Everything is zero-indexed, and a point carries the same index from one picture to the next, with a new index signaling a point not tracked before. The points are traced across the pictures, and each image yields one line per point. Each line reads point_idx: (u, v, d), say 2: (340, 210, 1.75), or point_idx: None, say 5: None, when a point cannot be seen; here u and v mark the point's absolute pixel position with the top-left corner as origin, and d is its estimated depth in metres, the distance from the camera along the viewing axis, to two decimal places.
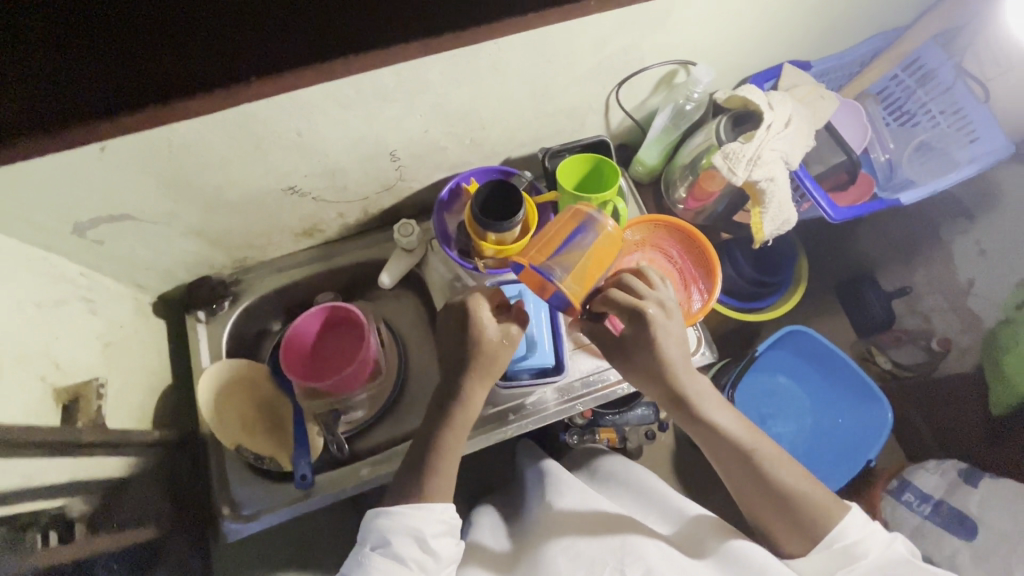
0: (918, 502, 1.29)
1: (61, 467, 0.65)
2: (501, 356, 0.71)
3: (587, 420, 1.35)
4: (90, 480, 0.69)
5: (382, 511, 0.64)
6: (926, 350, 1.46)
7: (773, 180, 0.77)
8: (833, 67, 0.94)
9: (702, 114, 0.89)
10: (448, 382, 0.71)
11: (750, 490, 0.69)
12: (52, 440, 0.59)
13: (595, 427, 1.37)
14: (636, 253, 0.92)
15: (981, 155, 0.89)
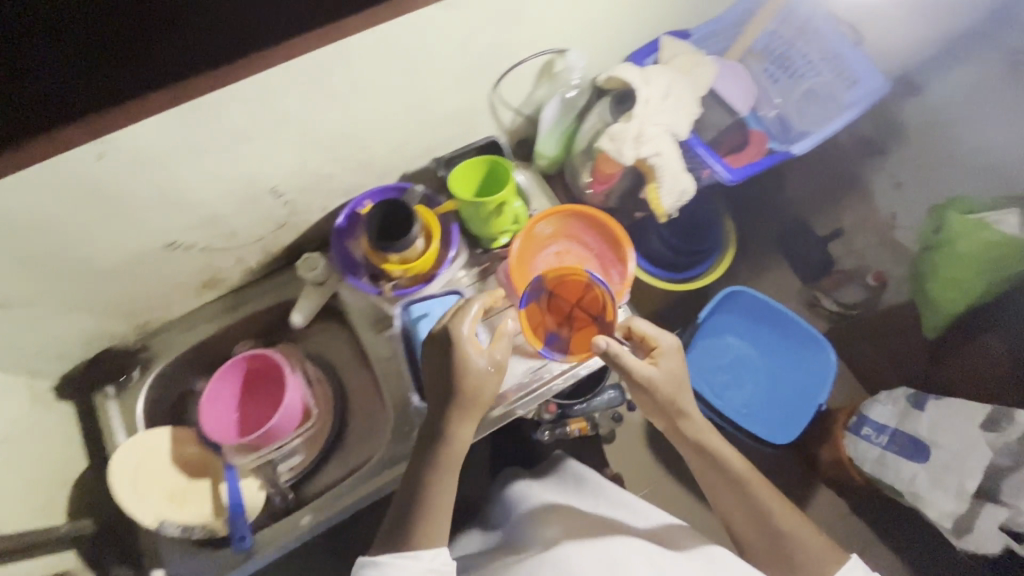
0: (875, 434, 1.32)
1: None
2: (491, 385, 0.70)
3: (555, 414, 1.39)
4: None
5: (368, 561, 0.62)
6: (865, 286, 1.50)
7: (661, 155, 0.77)
8: (713, 32, 0.93)
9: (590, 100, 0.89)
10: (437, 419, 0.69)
11: (748, 527, 0.76)
12: None
13: (565, 419, 1.42)
14: (553, 246, 0.91)
15: (861, 97, 0.92)
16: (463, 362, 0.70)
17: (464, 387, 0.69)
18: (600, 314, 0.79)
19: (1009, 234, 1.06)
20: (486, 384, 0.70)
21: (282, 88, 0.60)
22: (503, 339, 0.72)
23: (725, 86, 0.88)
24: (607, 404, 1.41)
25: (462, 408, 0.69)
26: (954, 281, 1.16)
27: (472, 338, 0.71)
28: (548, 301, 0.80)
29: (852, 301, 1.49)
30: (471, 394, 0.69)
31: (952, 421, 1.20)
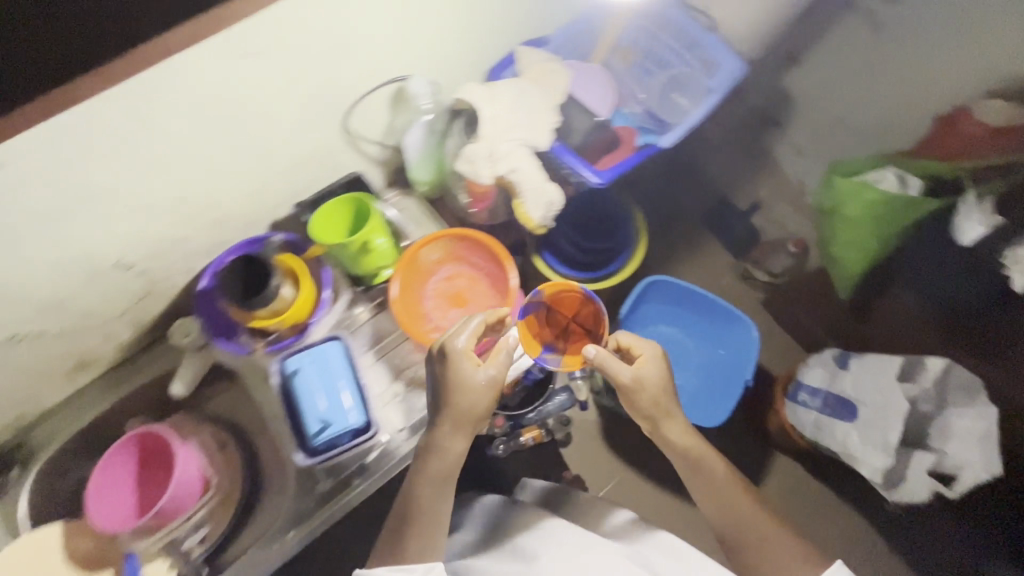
0: (810, 398, 1.33)
1: None
2: (487, 396, 0.75)
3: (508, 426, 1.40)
4: None
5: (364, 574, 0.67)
6: (791, 253, 1.52)
7: (517, 170, 0.77)
8: (573, 34, 0.93)
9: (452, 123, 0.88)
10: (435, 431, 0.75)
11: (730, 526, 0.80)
12: None
13: (518, 429, 1.43)
14: (440, 273, 0.90)
15: (724, 80, 0.92)
16: (461, 377, 0.74)
17: (459, 399, 0.74)
18: (594, 328, 0.85)
19: (889, 191, 1.09)
20: (485, 394, 0.75)
21: (76, 158, 0.58)
22: (500, 353, 0.76)
23: (582, 93, 0.90)
24: (559, 407, 1.42)
25: (455, 422, 0.75)
26: (851, 245, 1.18)
27: (468, 353, 0.75)
28: (546, 315, 0.86)
29: (778, 269, 1.52)
30: (467, 405, 0.74)
31: (873, 377, 1.24)
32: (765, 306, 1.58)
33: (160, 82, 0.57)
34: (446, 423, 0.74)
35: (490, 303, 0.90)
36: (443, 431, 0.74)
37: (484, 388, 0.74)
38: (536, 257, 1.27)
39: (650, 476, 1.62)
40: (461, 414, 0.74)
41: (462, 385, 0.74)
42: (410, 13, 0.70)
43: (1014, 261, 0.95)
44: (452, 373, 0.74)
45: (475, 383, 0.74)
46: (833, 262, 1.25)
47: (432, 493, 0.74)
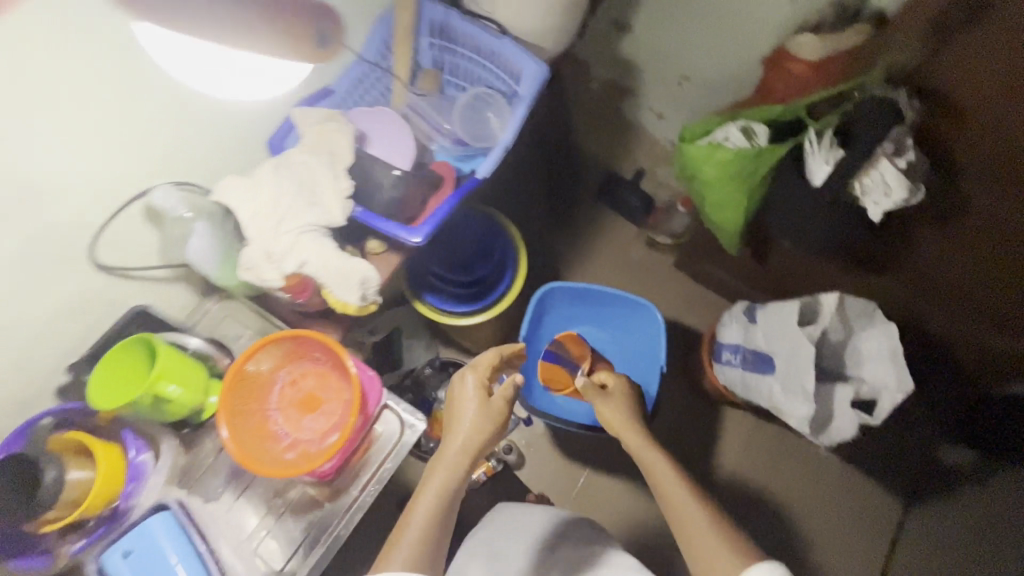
0: (733, 356, 1.34)
1: None
2: (496, 413, 0.92)
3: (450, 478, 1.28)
4: None
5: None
6: (684, 212, 1.50)
7: (307, 262, 0.66)
8: (355, 81, 0.89)
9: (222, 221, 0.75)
10: (447, 448, 0.89)
11: (686, 515, 0.83)
12: None
13: None
14: (280, 381, 0.80)
15: (529, 83, 0.86)
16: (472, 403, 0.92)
17: (472, 421, 0.90)
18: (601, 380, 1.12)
19: (739, 147, 1.04)
20: (494, 413, 0.92)
21: None
22: (508, 387, 0.95)
23: (381, 150, 0.83)
24: None
25: (460, 444, 0.89)
26: (720, 208, 1.13)
27: (480, 385, 0.94)
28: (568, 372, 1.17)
29: (679, 229, 1.51)
30: (473, 425, 0.90)
31: (779, 326, 1.22)
32: (677, 267, 1.58)
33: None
34: (452, 445, 0.89)
35: (343, 395, 0.80)
36: (450, 448, 0.89)
37: (495, 407, 0.92)
38: (416, 303, 1.20)
39: (620, 475, 1.55)
40: (470, 433, 0.89)
41: (477, 408, 0.92)
42: (92, 133, 0.69)
43: (866, 191, 0.93)
44: (471, 397, 0.93)
45: (484, 403, 0.92)
46: (715, 227, 1.18)
47: (437, 509, 0.84)
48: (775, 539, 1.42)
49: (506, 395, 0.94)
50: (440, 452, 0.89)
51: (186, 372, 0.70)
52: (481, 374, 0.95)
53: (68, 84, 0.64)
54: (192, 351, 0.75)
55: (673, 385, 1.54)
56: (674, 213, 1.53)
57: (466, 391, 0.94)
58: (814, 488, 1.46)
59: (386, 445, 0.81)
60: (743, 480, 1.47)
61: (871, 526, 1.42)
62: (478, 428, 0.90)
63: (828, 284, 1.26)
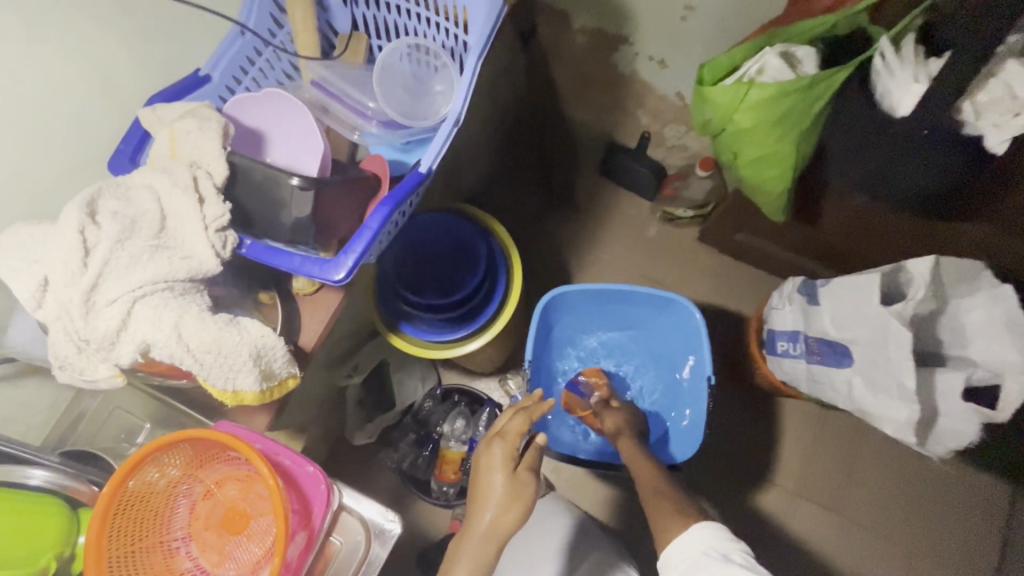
0: (792, 346, 1.06)
1: None
2: (525, 493, 0.67)
3: None
4: None
5: None
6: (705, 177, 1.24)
7: (151, 345, 0.42)
8: (242, 62, 0.64)
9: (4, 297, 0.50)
10: (473, 549, 0.64)
11: None
12: None
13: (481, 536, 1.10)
14: (184, 500, 0.57)
15: (481, 27, 0.61)
16: (498, 475, 0.67)
17: (494, 511, 0.65)
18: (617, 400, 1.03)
19: (780, 80, 0.76)
20: (520, 494, 0.66)
21: None
22: (536, 455, 0.71)
23: (285, 155, 0.59)
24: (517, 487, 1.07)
25: (483, 535, 0.64)
26: (758, 164, 0.85)
27: (504, 461, 0.69)
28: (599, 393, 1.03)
29: (701, 197, 1.24)
30: (502, 506, 0.65)
31: (856, 305, 0.94)
32: (703, 242, 1.31)
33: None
34: (474, 536, 0.65)
35: (270, 512, 0.56)
36: (473, 537, 0.65)
37: (522, 487, 0.67)
38: (392, 339, 0.96)
39: None
40: (500, 519, 0.65)
41: (499, 493, 0.66)
42: None
43: (980, 113, 0.69)
44: (493, 473, 0.68)
45: (514, 478, 0.67)
46: (752, 191, 0.92)
47: None
48: (864, 558, 1.17)
49: (532, 470, 0.69)
50: (459, 544, 0.65)
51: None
52: (511, 442, 0.70)
53: None
54: (38, 488, 0.51)
55: (718, 384, 1.28)
56: (693, 178, 1.27)
57: (492, 459, 0.69)
58: (905, 491, 1.19)
59: (350, 559, 0.58)
60: (816, 489, 1.20)
61: (977, 527, 1.16)
62: (500, 521, 0.65)
63: (911, 242, 0.96)
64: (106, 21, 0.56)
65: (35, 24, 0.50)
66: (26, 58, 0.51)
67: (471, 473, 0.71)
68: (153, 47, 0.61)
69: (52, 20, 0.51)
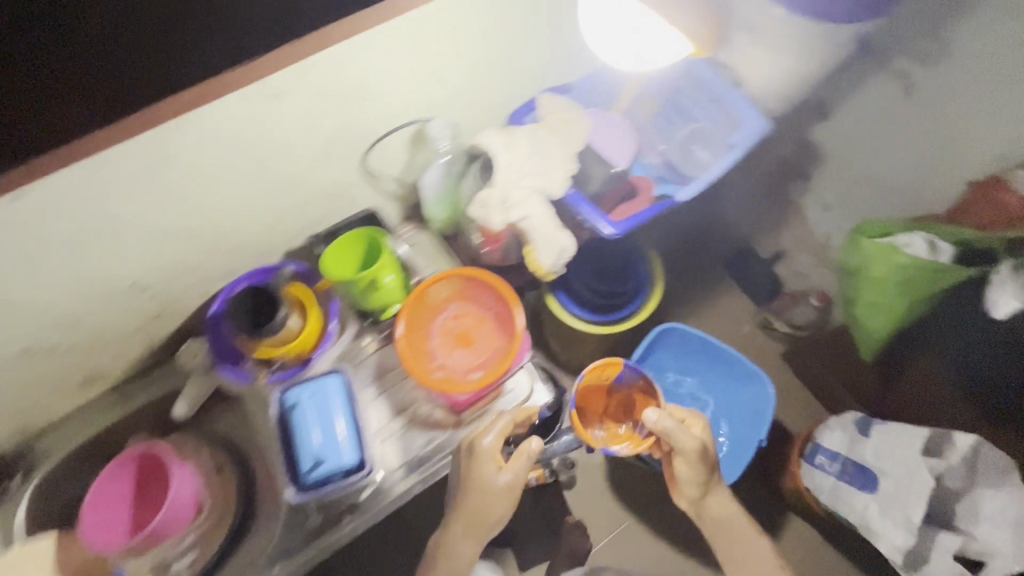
0: (829, 462, 1.24)
1: None
2: (504, 496, 0.80)
3: None
4: None
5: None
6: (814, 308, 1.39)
7: (530, 217, 0.77)
8: (595, 84, 0.93)
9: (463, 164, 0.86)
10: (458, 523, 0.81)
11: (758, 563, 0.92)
12: None
13: None
14: (446, 311, 0.90)
15: (744, 140, 0.92)
16: (482, 478, 0.79)
17: (480, 498, 0.79)
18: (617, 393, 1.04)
19: (919, 256, 1.03)
20: (500, 494, 0.79)
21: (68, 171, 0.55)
22: (523, 458, 0.80)
23: (603, 146, 0.89)
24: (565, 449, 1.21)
25: (470, 516, 0.80)
26: (879, 305, 1.12)
27: (491, 455, 0.80)
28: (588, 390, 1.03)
29: (802, 322, 1.41)
30: (488, 497, 0.79)
31: (897, 447, 1.17)
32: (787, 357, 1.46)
33: (118, 153, 0.56)
34: (462, 516, 0.81)
35: (496, 345, 0.88)
36: (462, 514, 0.81)
37: (502, 491, 0.79)
38: (548, 297, 1.26)
39: None
40: (488, 506, 0.80)
41: (485, 486, 0.79)
42: (429, 63, 0.72)
43: None
44: (476, 472, 0.79)
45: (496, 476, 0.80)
46: (858, 322, 1.19)
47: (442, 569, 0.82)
48: None
49: (519, 470, 0.80)
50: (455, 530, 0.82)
51: (388, 270, 0.81)
52: (494, 446, 0.80)
53: (441, 44, 0.70)
54: (400, 257, 0.87)
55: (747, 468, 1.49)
56: (803, 304, 1.40)
57: (476, 460, 0.80)
58: None
59: (523, 395, 0.90)
60: None
61: None
62: (482, 506, 0.79)
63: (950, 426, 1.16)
64: (575, 44, 0.87)
65: (557, 30, 0.81)
66: (533, 52, 0.83)
67: (453, 468, 0.83)
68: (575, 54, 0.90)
69: (559, 37, 0.83)
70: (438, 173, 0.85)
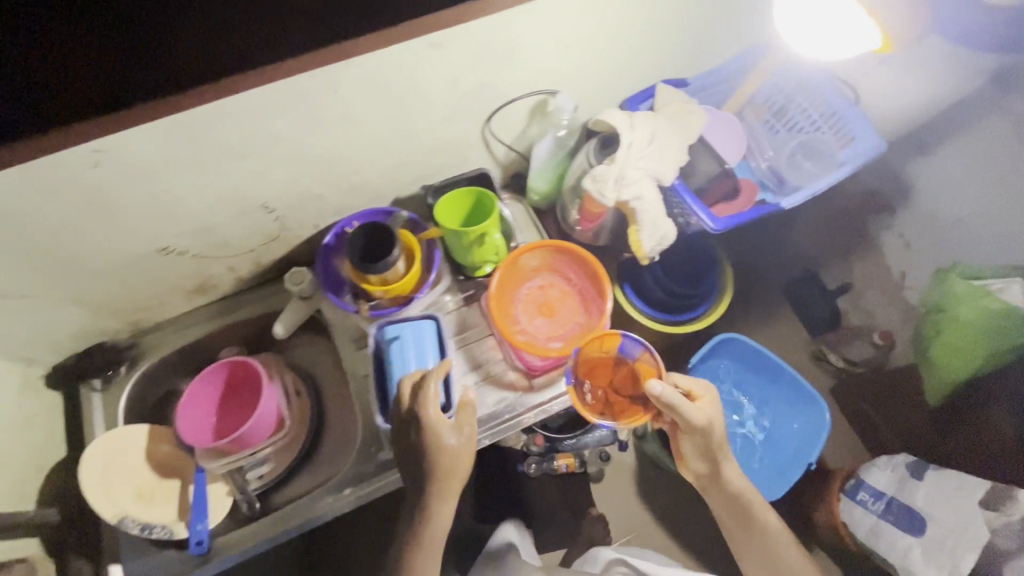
0: (872, 500, 1.19)
1: None
2: (460, 456, 0.73)
3: (543, 447, 1.22)
4: None
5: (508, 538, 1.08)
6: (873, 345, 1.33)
7: (642, 199, 0.79)
8: (710, 83, 0.96)
9: (578, 140, 0.91)
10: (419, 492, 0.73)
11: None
12: None
13: (554, 453, 1.23)
14: (532, 280, 0.92)
15: (857, 155, 0.91)
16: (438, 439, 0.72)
17: (440, 464, 0.72)
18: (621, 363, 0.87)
19: (1013, 303, 1.01)
20: (455, 454, 0.73)
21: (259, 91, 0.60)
22: (468, 409, 0.75)
23: (716, 142, 0.92)
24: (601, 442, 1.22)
25: (440, 483, 0.73)
26: (959, 348, 1.09)
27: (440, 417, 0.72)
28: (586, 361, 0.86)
29: (858, 358, 1.36)
30: (450, 460, 0.72)
31: (952, 495, 1.09)
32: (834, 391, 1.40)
33: (293, 80, 0.61)
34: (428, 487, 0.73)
35: (577, 319, 0.90)
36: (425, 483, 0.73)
37: (453, 451, 0.72)
38: (615, 289, 1.27)
39: None
40: (447, 470, 0.72)
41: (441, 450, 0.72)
42: (575, 36, 0.74)
43: None
44: (425, 439, 0.72)
45: (448, 435, 0.72)
46: (931, 364, 1.16)
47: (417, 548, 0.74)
48: None
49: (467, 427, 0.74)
50: (421, 505, 0.73)
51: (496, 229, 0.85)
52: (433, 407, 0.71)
53: (591, 19, 0.72)
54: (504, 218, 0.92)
55: None
56: (859, 341, 1.36)
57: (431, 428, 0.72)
58: None
59: None
60: None
61: None
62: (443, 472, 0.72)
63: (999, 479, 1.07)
64: (705, 38, 0.88)
65: (693, 21, 0.83)
66: (664, 41, 0.84)
67: (405, 444, 0.74)
68: (702, 46, 0.90)
69: (690, 29, 0.84)
70: (550, 144, 0.89)
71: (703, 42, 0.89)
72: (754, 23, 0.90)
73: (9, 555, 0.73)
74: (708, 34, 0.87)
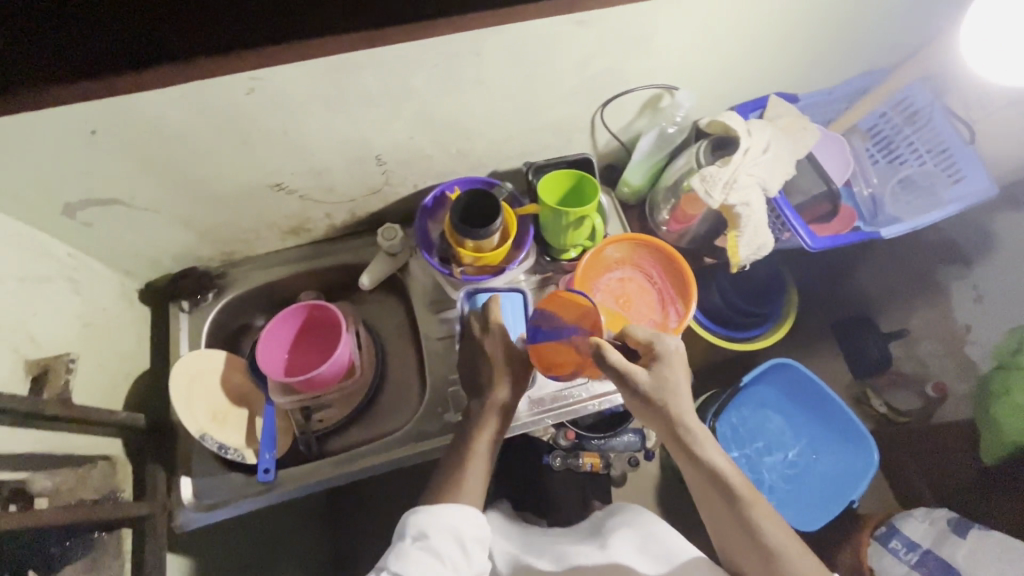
0: (905, 550, 1.08)
1: (47, 439, 0.69)
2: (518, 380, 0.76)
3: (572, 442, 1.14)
4: (65, 455, 0.72)
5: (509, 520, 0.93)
6: (922, 395, 1.28)
7: (748, 205, 0.79)
8: (822, 101, 0.95)
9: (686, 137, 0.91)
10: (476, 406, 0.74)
11: None
12: (64, 415, 0.67)
13: (579, 450, 1.17)
14: (613, 271, 0.92)
15: (965, 195, 0.89)
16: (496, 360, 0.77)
17: (499, 385, 0.75)
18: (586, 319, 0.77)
19: None
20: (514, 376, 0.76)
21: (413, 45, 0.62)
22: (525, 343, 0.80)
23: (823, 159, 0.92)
24: (626, 447, 1.14)
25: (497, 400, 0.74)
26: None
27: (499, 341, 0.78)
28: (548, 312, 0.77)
29: (906, 407, 1.30)
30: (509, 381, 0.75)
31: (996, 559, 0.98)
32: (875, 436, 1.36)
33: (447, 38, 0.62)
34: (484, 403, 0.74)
35: (651, 317, 0.90)
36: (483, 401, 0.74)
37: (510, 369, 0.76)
38: None
39: None
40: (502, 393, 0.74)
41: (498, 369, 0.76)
42: (712, 34, 0.74)
43: None
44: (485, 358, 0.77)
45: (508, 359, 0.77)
46: (991, 423, 1.12)
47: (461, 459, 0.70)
48: None
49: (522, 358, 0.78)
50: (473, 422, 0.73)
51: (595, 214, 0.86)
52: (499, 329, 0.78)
53: (733, 19, 0.72)
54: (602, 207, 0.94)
55: None
56: (908, 389, 1.31)
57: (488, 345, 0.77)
58: None
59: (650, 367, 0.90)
60: None
61: None
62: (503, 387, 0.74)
63: None
64: (829, 57, 0.88)
65: (822, 37, 0.82)
66: (789, 54, 0.84)
67: (466, 365, 0.79)
68: (823, 63, 0.89)
69: (818, 45, 0.84)
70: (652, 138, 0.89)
71: (825, 61, 0.88)
72: (881, 49, 0.89)
73: (94, 451, 0.76)
74: (836, 53, 0.87)
